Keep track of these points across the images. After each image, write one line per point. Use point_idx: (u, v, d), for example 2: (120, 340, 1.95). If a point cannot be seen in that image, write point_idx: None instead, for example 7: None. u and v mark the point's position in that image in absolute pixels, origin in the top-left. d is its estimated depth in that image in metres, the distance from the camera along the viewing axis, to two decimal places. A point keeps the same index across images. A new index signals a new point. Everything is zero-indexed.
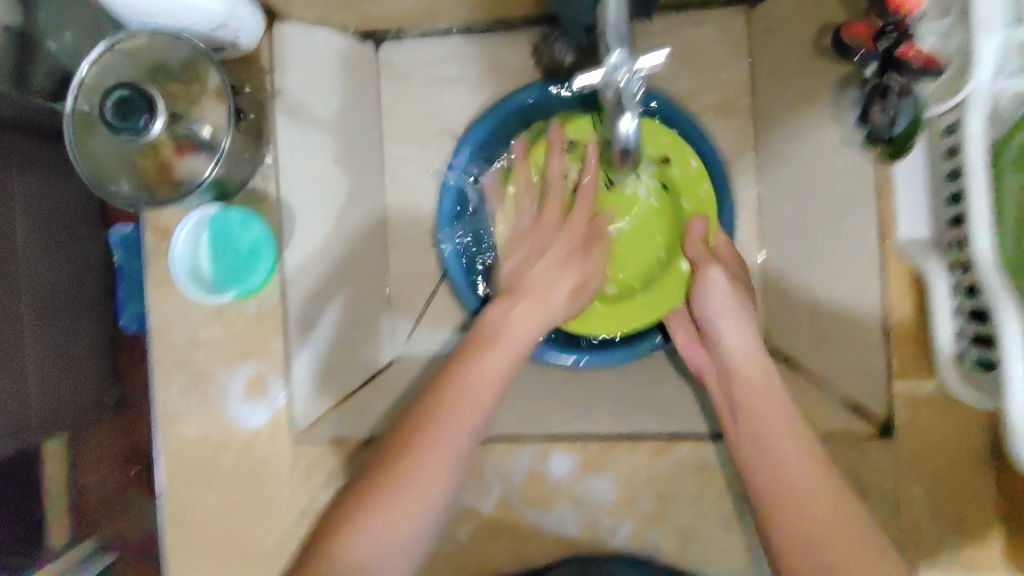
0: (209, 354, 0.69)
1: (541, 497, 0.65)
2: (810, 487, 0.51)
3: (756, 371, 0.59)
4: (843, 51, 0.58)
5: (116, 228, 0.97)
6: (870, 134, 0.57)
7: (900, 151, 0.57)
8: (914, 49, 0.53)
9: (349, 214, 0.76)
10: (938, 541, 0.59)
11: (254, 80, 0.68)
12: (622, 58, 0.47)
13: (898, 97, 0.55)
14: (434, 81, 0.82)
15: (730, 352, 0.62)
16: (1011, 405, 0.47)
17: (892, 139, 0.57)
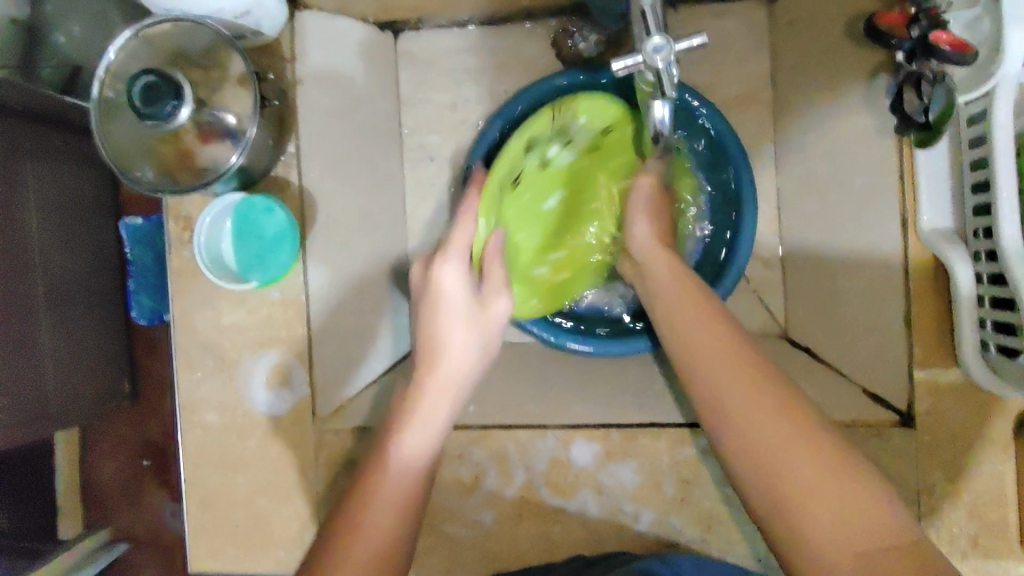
0: (232, 342, 0.69)
1: (564, 485, 0.66)
2: (811, 465, 0.45)
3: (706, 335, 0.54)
4: (878, 35, 0.56)
5: (128, 219, 0.96)
6: (903, 119, 0.56)
7: (932, 138, 0.56)
8: (946, 33, 0.53)
9: (369, 204, 0.77)
10: (961, 527, 0.60)
11: (276, 68, 0.69)
12: (662, 41, 0.46)
13: (932, 85, 0.55)
14: (452, 71, 0.82)
15: (678, 314, 0.58)
16: None
17: (927, 124, 0.55)
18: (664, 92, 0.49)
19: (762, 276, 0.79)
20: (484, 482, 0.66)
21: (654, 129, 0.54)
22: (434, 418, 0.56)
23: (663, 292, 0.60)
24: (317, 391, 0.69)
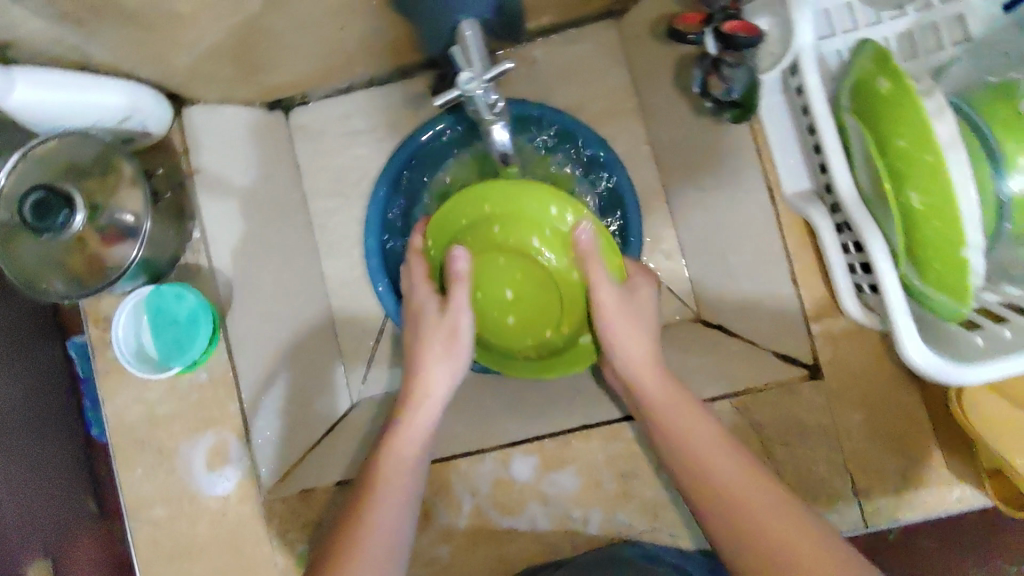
0: (169, 433, 0.71)
1: (511, 503, 0.68)
2: (757, 515, 0.54)
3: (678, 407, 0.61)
4: (679, 36, 0.63)
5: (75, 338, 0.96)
6: (715, 102, 0.65)
7: (746, 112, 0.64)
8: (738, 22, 0.59)
9: (286, 272, 0.80)
10: (881, 465, 0.65)
11: (170, 164, 0.73)
12: (470, 75, 0.50)
13: (732, 67, 0.62)
14: (344, 135, 0.87)
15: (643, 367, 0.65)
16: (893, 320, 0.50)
17: (738, 102, 0.64)
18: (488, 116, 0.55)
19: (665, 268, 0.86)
20: (435, 515, 0.68)
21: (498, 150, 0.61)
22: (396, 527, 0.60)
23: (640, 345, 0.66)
24: (259, 464, 0.71)
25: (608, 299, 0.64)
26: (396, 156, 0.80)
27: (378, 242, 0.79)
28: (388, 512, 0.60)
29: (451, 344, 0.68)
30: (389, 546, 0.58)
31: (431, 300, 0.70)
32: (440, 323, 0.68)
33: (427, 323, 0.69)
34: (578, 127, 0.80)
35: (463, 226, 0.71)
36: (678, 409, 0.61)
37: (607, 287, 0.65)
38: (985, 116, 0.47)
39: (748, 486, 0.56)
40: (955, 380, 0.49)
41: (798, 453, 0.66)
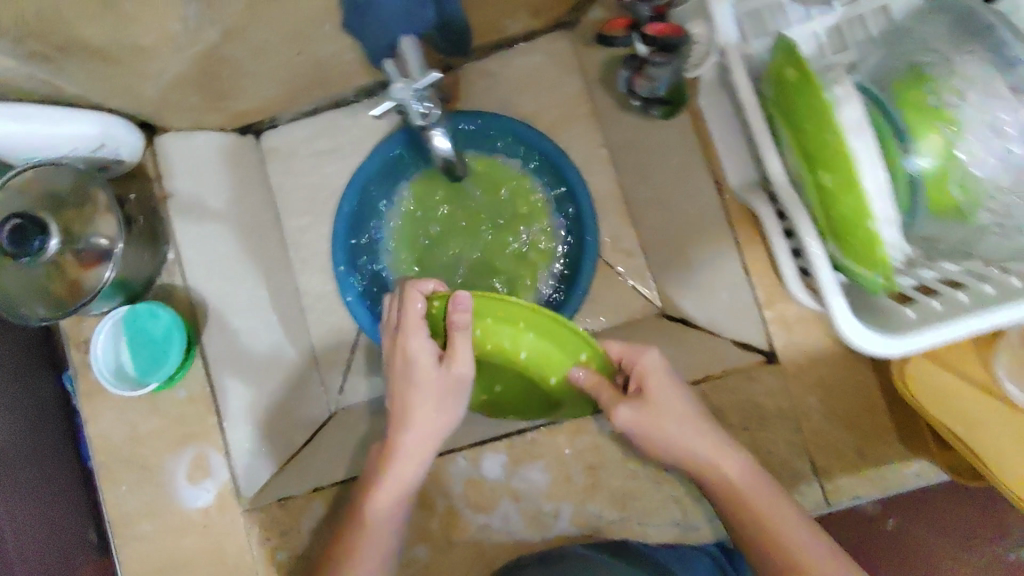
0: (151, 450, 0.73)
1: (484, 500, 0.69)
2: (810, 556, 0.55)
3: (705, 445, 0.58)
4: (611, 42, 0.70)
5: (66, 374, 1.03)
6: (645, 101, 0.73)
7: (673, 108, 0.72)
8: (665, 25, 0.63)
9: (261, 287, 0.82)
10: (840, 444, 0.67)
11: (145, 189, 0.77)
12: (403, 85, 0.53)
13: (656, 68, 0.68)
14: (313, 154, 0.90)
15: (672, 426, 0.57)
16: (830, 305, 0.52)
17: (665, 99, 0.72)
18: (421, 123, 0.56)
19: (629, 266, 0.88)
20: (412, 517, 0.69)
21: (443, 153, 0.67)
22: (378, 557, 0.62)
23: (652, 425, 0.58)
24: (238, 475, 0.73)
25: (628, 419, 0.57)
26: (358, 177, 0.79)
27: (346, 253, 0.79)
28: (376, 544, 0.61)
29: (441, 403, 0.59)
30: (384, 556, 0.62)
31: (431, 347, 0.58)
32: (433, 386, 0.58)
33: (419, 383, 0.58)
34: (530, 133, 0.80)
35: (489, 332, 0.58)
36: (710, 446, 0.58)
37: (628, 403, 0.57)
38: (892, 99, 0.49)
39: (779, 518, 0.56)
40: (894, 351, 0.51)
41: (760, 437, 0.68)
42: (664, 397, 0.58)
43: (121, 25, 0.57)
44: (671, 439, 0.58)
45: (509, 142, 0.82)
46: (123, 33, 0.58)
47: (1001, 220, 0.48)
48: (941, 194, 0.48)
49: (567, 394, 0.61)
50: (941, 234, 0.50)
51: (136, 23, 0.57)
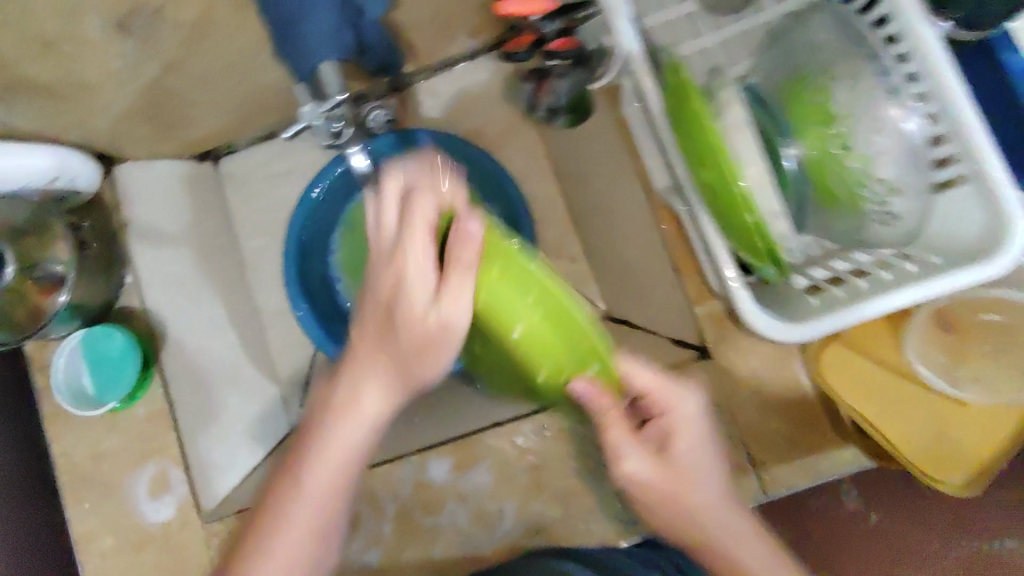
0: (112, 467, 0.76)
1: (431, 501, 0.72)
2: None
3: (721, 507, 0.50)
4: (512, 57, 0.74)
5: None
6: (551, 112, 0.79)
7: (578, 117, 0.78)
8: (557, 41, 0.66)
9: (218, 307, 0.83)
10: (771, 432, 0.69)
11: (103, 220, 0.81)
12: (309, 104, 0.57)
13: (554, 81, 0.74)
14: (270, 176, 0.91)
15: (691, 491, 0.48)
16: (740, 304, 0.54)
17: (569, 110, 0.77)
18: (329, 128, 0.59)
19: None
20: (361, 522, 0.71)
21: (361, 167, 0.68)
22: None
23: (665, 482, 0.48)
24: (199, 488, 0.75)
25: (642, 481, 0.47)
26: (300, 205, 0.79)
27: (294, 268, 0.78)
28: None
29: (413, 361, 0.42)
30: None
31: (431, 276, 0.41)
32: (418, 337, 0.42)
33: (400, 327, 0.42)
34: (467, 148, 0.82)
35: (487, 286, 0.42)
36: (724, 516, 0.50)
37: (645, 458, 0.47)
38: (781, 105, 0.56)
39: None
40: (801, 335, 0.54)
41: None
42: (693, 464, 0.48)
43: (67, 65, 0.61)
44: (687, 506, 0.48)
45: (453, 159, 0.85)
46: (71, 71, 0.62)
47: (880, 206, 0.52)
48: (819, 181, 0.54)
49: (551, 388, 0.49)
50: (835, 220, 0.55)
51: (79, 60, 0.61)
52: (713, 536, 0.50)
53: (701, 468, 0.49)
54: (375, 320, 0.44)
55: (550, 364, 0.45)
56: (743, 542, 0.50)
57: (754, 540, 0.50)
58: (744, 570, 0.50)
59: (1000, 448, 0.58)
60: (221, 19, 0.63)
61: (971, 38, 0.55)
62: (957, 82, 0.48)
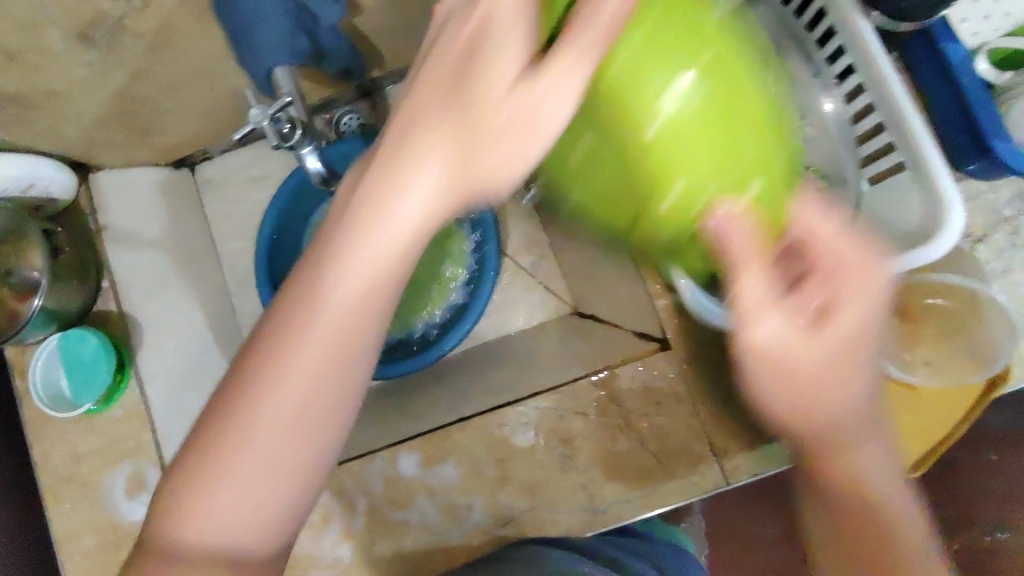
0: (90, 467, 0.77)
1: (401, 496, 0.72)
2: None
3: (862, 388, 0.40)
4: None
5: None
6: None
7: None
8: None
9: (195, 307, 0.86)
10: (733, 422, 0.69)
11: (82, 225, 0.82)
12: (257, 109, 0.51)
13: None
14: (246, 182, 0.95)
15: (848, 365, 0.38)
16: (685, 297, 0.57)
17: None
18: (286, 141, 0.54)
19: (542, 270, 0.94)
20: (333, 516, 0.73)
21: (318, 177, 0.60)
22: (254, 444, 0.38)
23: (828, 346, 0.38)
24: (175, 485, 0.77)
25: (774, 350, 0.38)
26: (266, 215, 0.80)
27: (265, 269, 0.79)
28: (275, 430, 0.38)
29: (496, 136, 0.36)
30: (259, 465, 0.39)
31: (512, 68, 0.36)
32: (514, 107, 0.36)
33: (487, 90, 0.36)
34: None
35: (627, 71, 0.39)
36: (860, 401, 0.40)
37: (790, 320, 0.38)
38: None
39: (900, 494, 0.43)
40: None
41: (658, 418, 0.70)
42: (851, 338, 0.38)
43: (32, 74, 0.63)
44: (842, 371, 0.38)
45: None
46: (36, 79, 0.64)
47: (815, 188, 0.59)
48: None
49: (676, 219, 0.42)
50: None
51: (46, 70, 0.63)
52: (848, 428, 0.40)
53: (860, 339, 0.39)
54: (443, 79, 0.36)
55: (686, 170, 0.40)
56: (870, 443, 0.42)
57: (877, 440, 0.42)
58: (860, 475, 0.42)
59: (959, 422, 0.64)
60: (182, 30, 0.65)
61: (905, 28, 0.57)
62: (893, 75, 0.53)
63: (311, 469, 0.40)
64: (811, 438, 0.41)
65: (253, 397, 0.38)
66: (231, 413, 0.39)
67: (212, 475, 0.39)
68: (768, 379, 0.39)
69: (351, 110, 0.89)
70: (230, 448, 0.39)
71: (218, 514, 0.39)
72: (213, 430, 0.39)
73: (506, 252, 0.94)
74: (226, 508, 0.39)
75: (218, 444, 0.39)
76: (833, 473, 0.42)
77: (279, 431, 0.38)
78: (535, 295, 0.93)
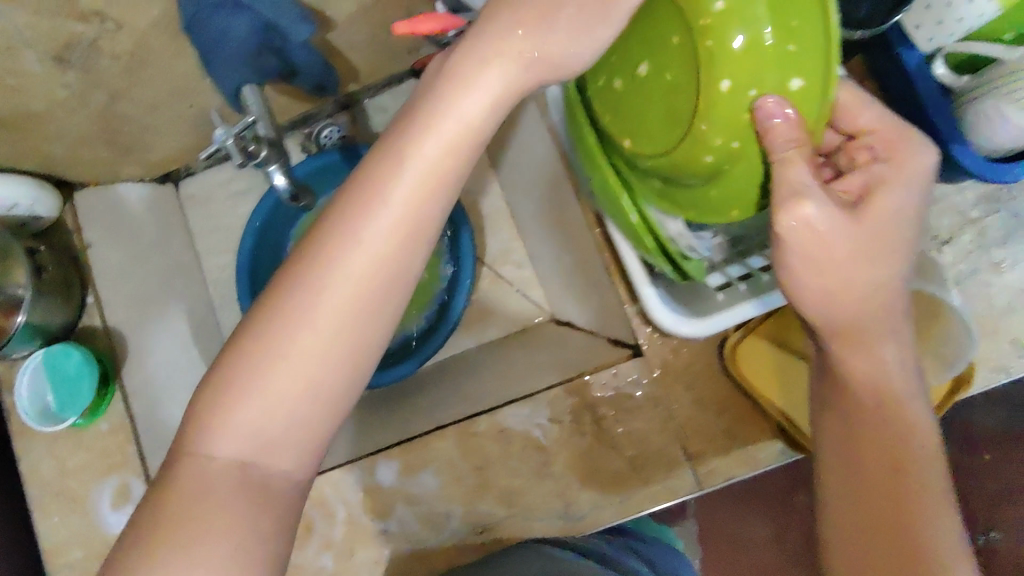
0: (77, 481, 0.77)
1: (381, 506, 0.73)
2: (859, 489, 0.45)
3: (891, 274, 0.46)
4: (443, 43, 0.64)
5: None
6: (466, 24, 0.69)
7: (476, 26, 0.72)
8: None
9: (179, 321, 0.89)
10: (708, 427, 0.70)
11: (66, 242, 0.83)
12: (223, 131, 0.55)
13: None
14: (228, 197, 0.99)
15: (878, 251, 0.45)
16: (651, 308, 0.57)
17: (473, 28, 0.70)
18: (248, 160, 0.58)
19: (519, 278, 0.96)
20: (314, 526, 0.73)
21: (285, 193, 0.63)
22: (325, 307, 0.43)
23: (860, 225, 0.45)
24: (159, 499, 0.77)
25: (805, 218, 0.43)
26: (244, 237, 0.81)
27: (247, 283, 0.81)
28: (342, 299, 0.43)
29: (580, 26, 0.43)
30: (326, 331, 0.43)
31: None
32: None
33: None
34: None
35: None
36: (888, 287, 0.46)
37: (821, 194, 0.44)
38: None
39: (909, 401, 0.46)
40: (704, 330, 0.57)
41: (634, 425, 0.71)
42: (887, 221, 0.45)
43: (12, 97, 0.64)
44: (873, 247, 0.45)
45: None
46: (16, 102, 0.64)
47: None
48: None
49: (732, 112, 0.44)
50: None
51: (24, 92, 0.64)
52: (879, 305, 0.46)
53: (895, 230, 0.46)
54: None
55: (755, 49, 0.42)
56: (886, 329, 0.46)
57: (892, 334, 0.46)
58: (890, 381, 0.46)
59: None
60: (156, 49, 0.66)
61: (859, 35, 0.58)
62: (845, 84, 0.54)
63: (371, 330, 0.45)
64: (822, 322, 0.47)
65: (331, 261, 0.43)
66: (314, 259, 0.43)
67: (281, 335, 0.43)
68: (798, 248, 0.44)
69: (331, 123, 0.89)
70: (305, 305, 0.43)
71: (285, 373, 0.43)
72: (288, 289, 0.44)
73: (485, 262, 0.97)
74: (289, 378, 0.43)
75: (296, 294, 0.43)
76: (860, 366, 0.47)
77: (353, 288, 0.43)
78: (513, 302, 0.95)
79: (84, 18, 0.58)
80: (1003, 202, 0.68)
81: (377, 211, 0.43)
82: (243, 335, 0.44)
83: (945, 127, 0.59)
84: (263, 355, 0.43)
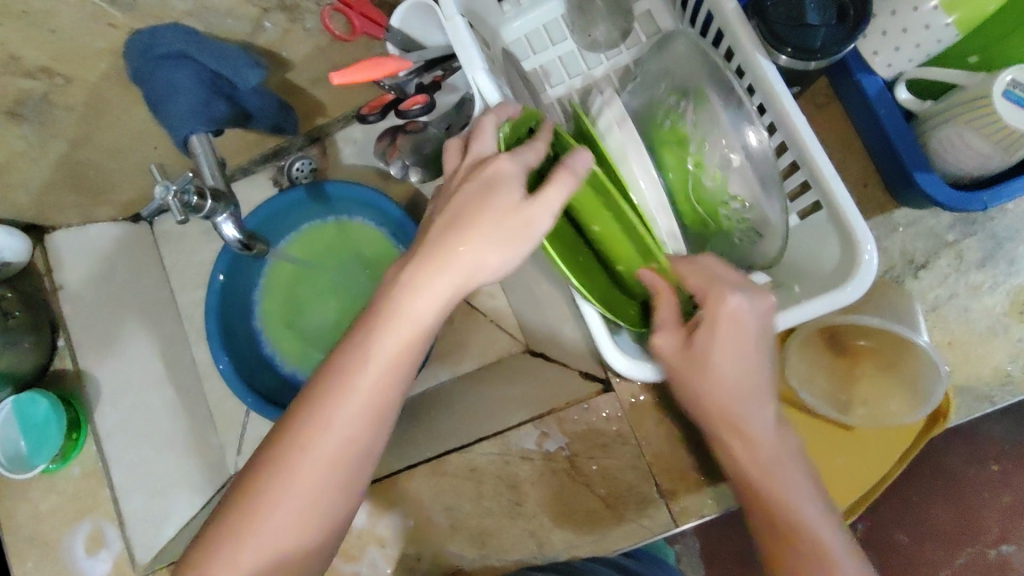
0: (52, 526, 0.76)
1: (352, 549, 0.72)
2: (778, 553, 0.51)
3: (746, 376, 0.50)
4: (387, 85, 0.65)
5: None
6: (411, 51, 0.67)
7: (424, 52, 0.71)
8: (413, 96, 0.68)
9: (153, 359, 0.89)
10: (683, 465, 0.68)
11: (41, 286, 0.84)
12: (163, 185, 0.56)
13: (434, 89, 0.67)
14: (202, 232, 1.00)
15: (731, 365, 0.50)
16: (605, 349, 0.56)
17: None
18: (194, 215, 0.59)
19: (493, 308, 0.95)
20: None
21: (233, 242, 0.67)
22: (294, 491, 0.47)
23: (722, 367, 0.50)
24: (134, 544, 0.76)
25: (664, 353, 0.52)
26: (210, 291, 0.81)
27: (216, 324, 0.81)
28: (312, 480, 0.47)
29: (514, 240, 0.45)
30: (296, 510, 0.47)
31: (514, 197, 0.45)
32: (512, 206, 0.45)
33: (499, 203, 0.45)
34: (366, 192, 0.83)
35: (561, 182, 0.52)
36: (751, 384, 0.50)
37: (676, 335, 0.51)
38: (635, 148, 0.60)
39: (786, 464, 0.51)
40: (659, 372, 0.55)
41: (606, 462, 0.69)
42: (737, 351, 0.49)
43: None
44: (736, 371, 0.50)
45: (354, 201, 0.86)
46: None
47: (741, 222, 0.56)
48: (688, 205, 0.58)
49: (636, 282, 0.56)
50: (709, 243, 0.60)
51: None
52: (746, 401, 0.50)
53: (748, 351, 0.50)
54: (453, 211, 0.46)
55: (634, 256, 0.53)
56: (753, 422, 0.51)
57: (760, 412, 0.51)
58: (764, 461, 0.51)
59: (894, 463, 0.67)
60: (113, 99, 0.66)
61: (813, 66, 0.55)
62: (798, 112, 0.52)
63: (362, 477, 0.49)
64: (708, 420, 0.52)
65: (290, 454, 0.47)
66: (277, 460, 0.47)
67: (254, 519, 0.47)
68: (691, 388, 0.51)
69: (301, 156, 0.89)
70: (271, 497, 0.47)
71: (264, 551, 0.47)
72: (255, 482, 0.48)
73: None
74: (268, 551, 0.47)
75: (269, 483, 0.47)
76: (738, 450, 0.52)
77: (329, 460, 0.47)
78: (487, 330, 0.95)
79: (33, 75, 0.56)
80: (981, 223, 0.65)
81: (324, 410, 0.47)
82: (219, 525, 0.48)
83: (911, 156, 0.57)
84: (239, 533, 0.47)
